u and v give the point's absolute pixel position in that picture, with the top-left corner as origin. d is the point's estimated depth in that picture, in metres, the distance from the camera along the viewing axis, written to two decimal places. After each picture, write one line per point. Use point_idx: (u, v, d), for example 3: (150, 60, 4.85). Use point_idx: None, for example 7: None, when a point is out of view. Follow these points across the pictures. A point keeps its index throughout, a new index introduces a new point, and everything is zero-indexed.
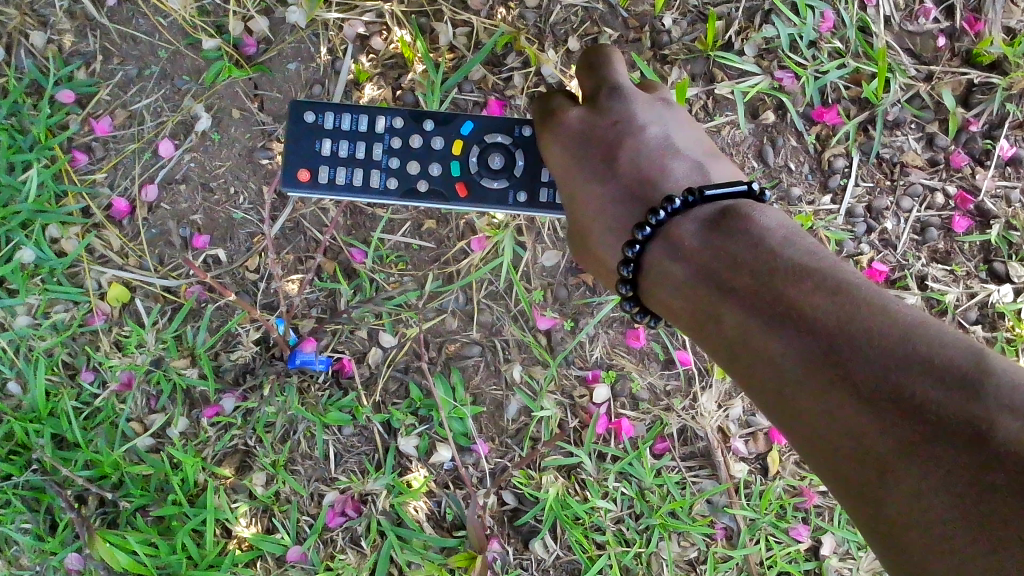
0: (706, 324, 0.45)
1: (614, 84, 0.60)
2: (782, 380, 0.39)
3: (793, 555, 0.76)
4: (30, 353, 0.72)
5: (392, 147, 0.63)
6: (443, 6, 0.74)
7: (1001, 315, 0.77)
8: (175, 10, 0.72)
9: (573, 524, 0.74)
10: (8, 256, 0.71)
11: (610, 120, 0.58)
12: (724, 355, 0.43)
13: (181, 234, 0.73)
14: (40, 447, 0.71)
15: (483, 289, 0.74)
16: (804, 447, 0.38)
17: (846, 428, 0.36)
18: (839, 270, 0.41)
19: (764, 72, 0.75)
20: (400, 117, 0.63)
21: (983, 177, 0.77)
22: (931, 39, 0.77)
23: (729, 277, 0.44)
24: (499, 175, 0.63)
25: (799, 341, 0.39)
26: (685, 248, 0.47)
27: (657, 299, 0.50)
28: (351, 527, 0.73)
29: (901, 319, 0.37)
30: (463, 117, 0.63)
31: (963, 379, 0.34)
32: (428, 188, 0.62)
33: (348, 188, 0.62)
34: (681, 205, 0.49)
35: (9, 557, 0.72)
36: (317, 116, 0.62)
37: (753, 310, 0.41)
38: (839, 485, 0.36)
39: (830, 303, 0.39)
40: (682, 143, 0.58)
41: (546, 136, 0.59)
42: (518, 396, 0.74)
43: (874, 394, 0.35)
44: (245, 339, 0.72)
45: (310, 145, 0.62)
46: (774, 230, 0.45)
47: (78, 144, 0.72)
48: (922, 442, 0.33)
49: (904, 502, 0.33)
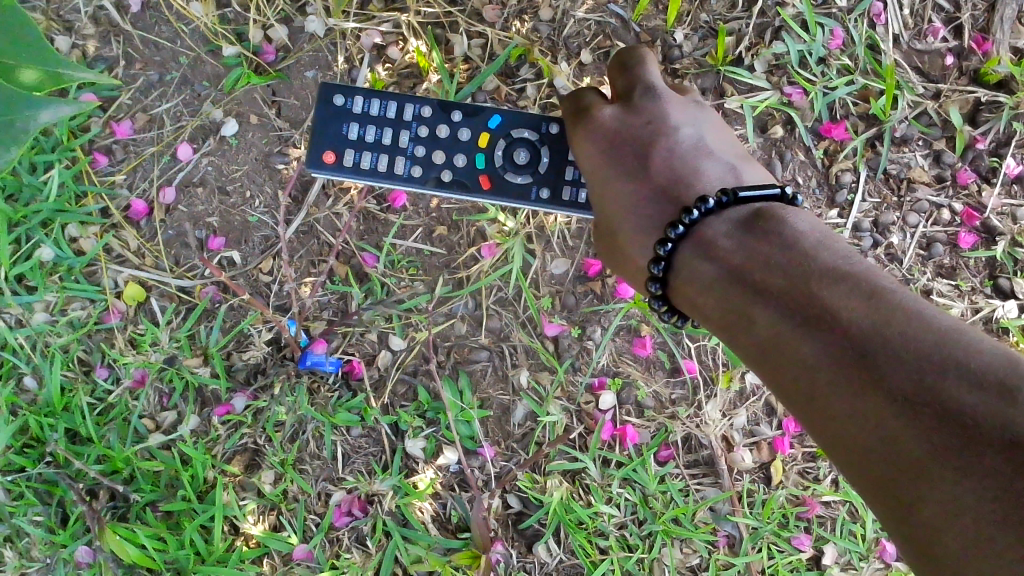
0: (738, 325, 0.46)
1: (646, 85, 0.61)
2: (815, 380, 0.40)
3: (795, 563, 0.77)
4: (47, 349, 0.73)
5: (418, 136, 0.64)
6: (459, 18, 0.76)
7: (1006, 330, 0.78)
8: (198, 17, 0.73)
9: (577, 528, 0.74)
10: (28, 254, 0.73)
11: (644, 119, 0.59)
12: (757, 356, 0.44)
13: (197, 236, 0.74)
14: (55, 441, 0.73)
15: (493, 295, 0.75)
16: (833, 448, 0.39)
17: (879, 430, 0.37)
18: (873, 275, 0.42)
19: (773, 87, 0.76)
20: (428, 106, 0.65)
21: (989, 195, 0.78)
22: (939, 57, 0.78)
23: (764, 279, 0.45)
24: (523, 171, 0.64)
25: (832, 344, 0.40)
26: (718, 249, 0.49)
27: (687, 299, 0.51)
28: (356, 527, 0.74)
29: (937, 324, 0.38)
30: (491, 110, 0.65)
31: (1000, 383, 0.34)
32: (452, 178, 0.64)
33: (372, 172, 0.63)
34: (714, 206, 0.51)
35: (21, 549, 0.73)
36: (346, 100, 0.64)
37: (786, 311, 0.42)
38: (867, 485, 0.37)
39: (866, 307, 0.40)
40: (713, 145, 0.59)
41: (579, 134, 0.61)
42: (524, 401, 0.75)
43: (911, 397, 0.36)
44: (257, 339, 0.74)
45: (337, 127, 0.63)
46: (808, 233, 0.46)
47: (99, 146, 0.74)
48: (956, 444, 0.34)
49: (939, 506, 0.34)
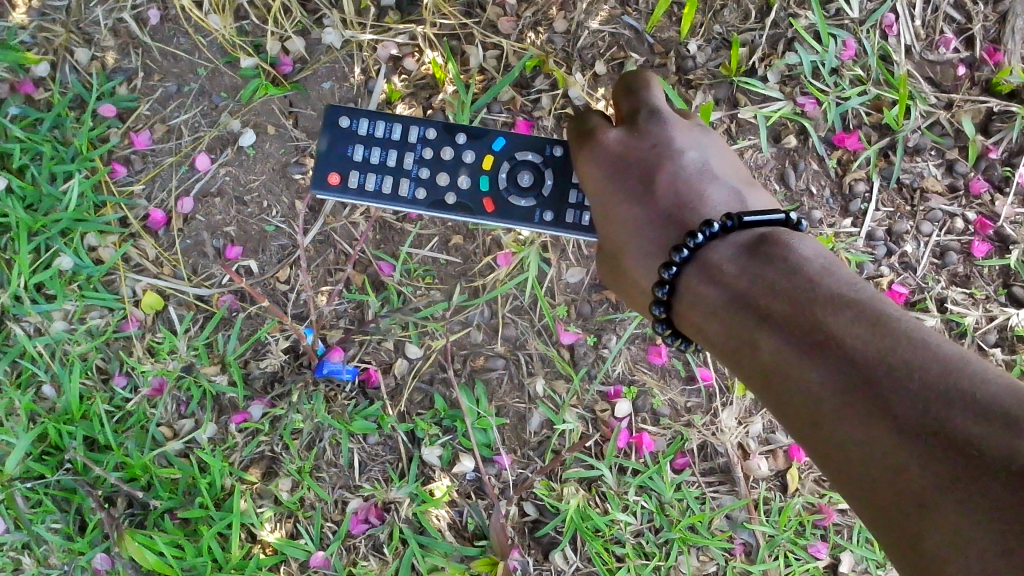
0: (741, 350, 0.46)
1: (651, 108, 0.61)
2: (820, 408, 0.40)
3: (812, 572, 0.77)
4: (65, 357, 0.74)
5: (423, 157, 0.65)
6: (474, 30, 0.77)
7: (1020, 338, 0.78)
8: (217, 30, 0.75)
9: (593, 535, 0.74)
10: (47, 263, 0.74)
11: (648, 142, 0.59)
12: (760, 382, 0.44)
13: (215, 244, 0.75)
14: (73, 448, 0.73)
15: (508, 303, 0.76)
16: (838, 477, 0.39)
17: (886, 459, 0.36)
18: (877, 301, 0.42)
19: (787, 97, 0.77)
20: (433, 128, 0.65)
21: (1002, 204, 0.78)
22: (951, 68, 0.78)
23: (767, 304, 0.45)
24: (527, 194, 0.64)
25: (837, 371, 0.39)
26: (722, 273, 0.49)
27: (691, 322, 0.51)
28: (373, 535, 0.74)
29: (942, 352, 0.37)
30: (495, 133, 0.65)
31: (1005, 414, 0.34)
32: (455, 201, 0.64)
33: (377, 194, 0.64)
34: (720, 230, 0.51)
35: (38, 556, 0.74)
36: (351, 121, 0.65)
37: (790, 336, 0.42)
38: (873, 514, 0.37)
39: (870, 334, 0.39)
40: (718, 169, 0.60)
41: (583, 155, 0.61)
42: (540, 409, 0.75)
43: (916, 427, 0.36)
44: (275, 347, 0.74)
45: (342, 148, 0.64)
46: (812, 258, 0.46)
47: (117, 157, 0.75)
48: (963, 475, 0.33)
49: (946, 535, 0.33)
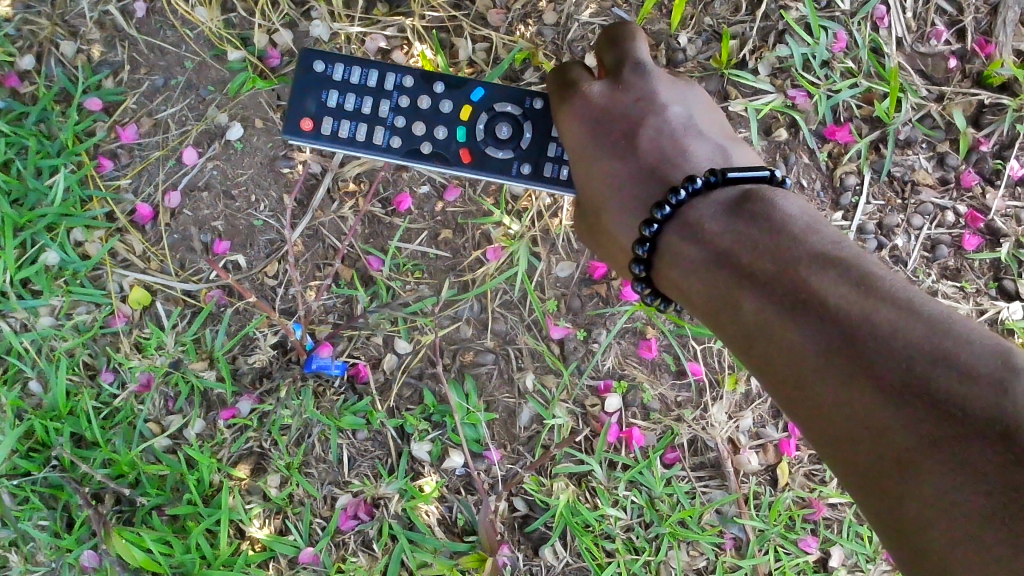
0: (722, 310, 0.45)
1: (636, 63, 0.60)
2: (801, 367, 0.39)
3: (802, 565, 0.77)
4: (52, 353, 0.73)
5: (399, 105, 0.64)
6: (463, 22, 0.76)
7: (1011, 332, 0.78)
8: (203, 22, 0.74)
9: (583, 531, 0.74)
10: (33, 259, 0.73)
11: (632, 97, 0.59)
12: (741, 341, 0.44)
13: (202, 239, 0.74)
14: (60, 445, 0.73)
15: (498, 297, 0.75)
16: (818, 438, 0.39)
17: (869, 421, 0.36)
18: (862, 259, 0.41)
19: (777, 90, 0.76)
20: (410, 76, 0.65)
21: (993, 196, 0.78)
22: (942, 60, 0.78)
23: (750, 263, 0.44)
24: (504, 145, 0.64)
25: (820, 332, 0.39)
26: (705, 231, 0.48)
27: (669, 280, 0.50)
28: (362, 531, 0.74)
29: (927, 312, 0.37)
30: (474, 83, 0.65)
31: (992, 374, 0.34)
32: (431, 150, 0.64)
33: (351, 141, 0.63)
34: (703, 186, 0.50)
35: (25, 553, 0.73)
36: (326, 66, 0.64)
37: (773, 297, 0.42)
38: (852, 476, 0.37)
39: (855, 292, 0.39)
40: (702, 125, 0.59)
41: (565, 110, 0.60)
42: (530, 405, 0.75)
43: (900, 388, 0.35)
44: (263, 343, 0.74)
45: (317, 94, 0.63)
46: (796, 216, 0.46)
47: (104, 151, 0.74)
48: (949, 437, 0.33)
49: (927, 498, 0.33)
